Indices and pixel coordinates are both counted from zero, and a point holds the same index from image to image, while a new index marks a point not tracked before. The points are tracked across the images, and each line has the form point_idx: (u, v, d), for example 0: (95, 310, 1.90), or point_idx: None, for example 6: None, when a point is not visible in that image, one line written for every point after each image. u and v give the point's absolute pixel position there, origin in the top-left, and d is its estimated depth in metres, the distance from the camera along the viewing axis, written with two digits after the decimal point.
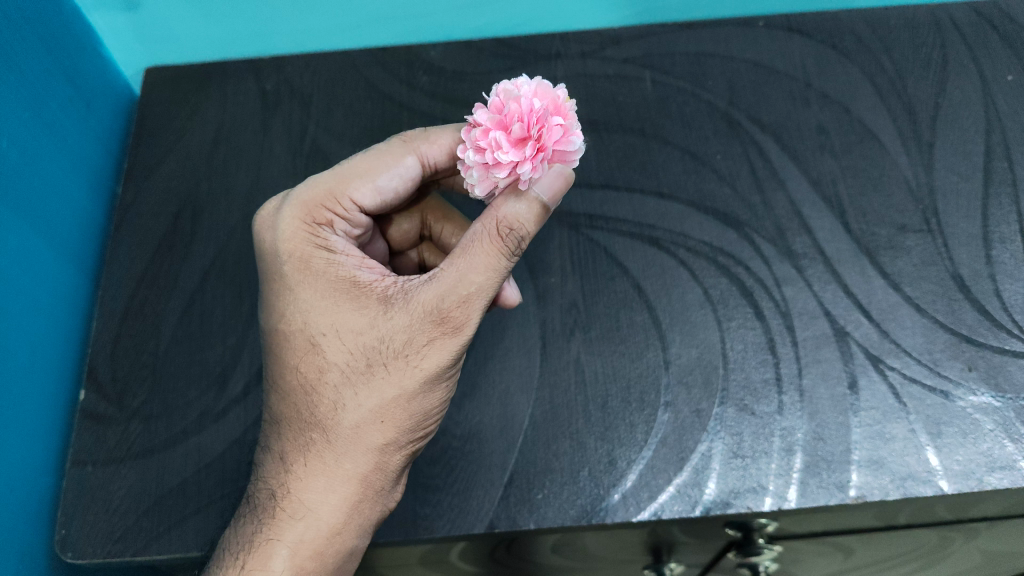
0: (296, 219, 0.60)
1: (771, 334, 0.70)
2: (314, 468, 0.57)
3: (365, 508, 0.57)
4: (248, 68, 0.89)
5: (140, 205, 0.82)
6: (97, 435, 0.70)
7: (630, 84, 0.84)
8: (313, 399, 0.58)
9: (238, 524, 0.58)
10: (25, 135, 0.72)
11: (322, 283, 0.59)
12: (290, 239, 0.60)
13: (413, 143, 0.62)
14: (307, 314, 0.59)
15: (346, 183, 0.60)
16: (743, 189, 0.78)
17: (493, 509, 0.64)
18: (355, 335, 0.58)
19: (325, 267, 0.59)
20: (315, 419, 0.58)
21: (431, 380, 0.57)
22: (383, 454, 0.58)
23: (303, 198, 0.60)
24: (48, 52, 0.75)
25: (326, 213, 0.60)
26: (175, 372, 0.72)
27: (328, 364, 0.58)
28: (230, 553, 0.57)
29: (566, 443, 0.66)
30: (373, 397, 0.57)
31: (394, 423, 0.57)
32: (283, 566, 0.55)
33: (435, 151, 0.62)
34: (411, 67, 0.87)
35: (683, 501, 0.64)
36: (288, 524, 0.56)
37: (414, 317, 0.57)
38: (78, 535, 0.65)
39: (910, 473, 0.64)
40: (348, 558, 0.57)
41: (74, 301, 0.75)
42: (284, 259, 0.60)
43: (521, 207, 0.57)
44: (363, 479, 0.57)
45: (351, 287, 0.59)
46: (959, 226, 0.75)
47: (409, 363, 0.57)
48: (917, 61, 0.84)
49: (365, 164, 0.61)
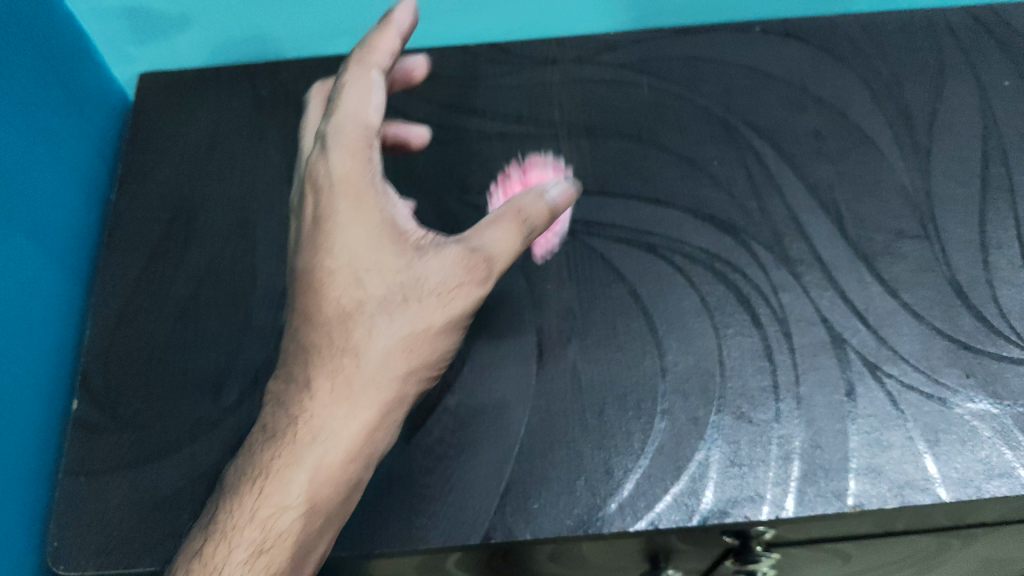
0: (348, 165, 0.68)
1: (768, 342, 0.70)
2: (342, 390, 0.61)
3: (379, 433, 0.63)
4: (242, 74, 0.88)
5: (133, 211, 0.82)
6: (89, 444, 0.69)
7: (626, 89, 0.84)
8: (348, 322, 0.64)
9: (258, 451, 0.62)
10: (16, 142, 0.71)
11: (366, 223, 0.66)
12: (343, 170, 0.68)
13: (381, 70, 0.72)
14: (349, 252, 0.65)
15: (376, 131, 0.70)
16: (739, 195, 0.78)
17: (489, 519, 0.63)
18: (394, 266, 0.65)
19: (371, 210, 0.67)
20: (349, 347, 0.63)
21: (454, 320, 0.65)
22: (405, 384, 0.64)
23: (352, 146, 0.69)
24: (39, 58, 0.75)
25: (372, 159, 0.69)
26: (168, 380, 0.71)
27: (366, 295, 0.64)
28: (249, 476, 0.61)
29: (562, 451, 0.66)
30: (400, 325, 0.63)
31: (419, 354, 0.64)
32: (300, 490, 0.59)
33: (409, 85, 0.72)
34: (406, 72, 0.87)
35: (680, 510, 0.63)
36: (308, 447, 0.60)
37: (449, 261, 0.66)
38: (69, 547, 0.64)
39: (908, 481, 0.64)
40: (352, 488, 0.62)
41: (65, 310, 0.74)
42: (337, 197, 0.67)
43: (540, 204, 0.68)
44: (384, 405, 0.63)
45: (392, 232, 0.67)
46: (956, 232, 0.75)
47: (439, 300, 0.64)
48: (913, 66, 0.84)
49: (375, 105, 0.71)
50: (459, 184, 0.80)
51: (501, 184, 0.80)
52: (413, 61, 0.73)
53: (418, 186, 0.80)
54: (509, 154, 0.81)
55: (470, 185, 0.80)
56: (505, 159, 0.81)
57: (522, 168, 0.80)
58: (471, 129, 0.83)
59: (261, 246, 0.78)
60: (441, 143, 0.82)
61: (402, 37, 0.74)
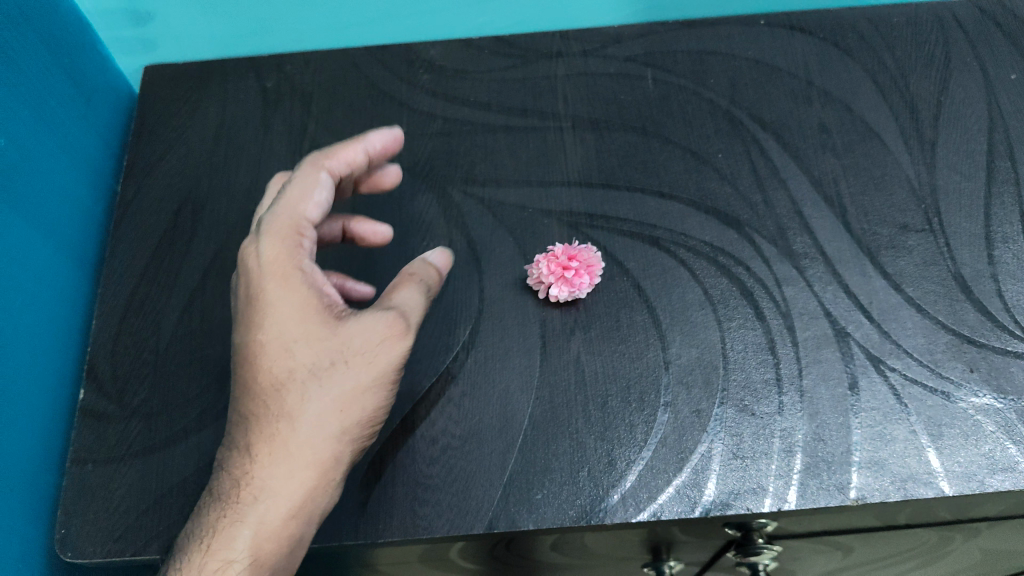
0: (275, 241, 0.60)
1: (771, 335, 0.70)
2: (279, 457, 0.57)
3: (321, 496, 0.58)
4: (247, 66, 0.88)
5: (140, 202, 0.82)
6: (97, 433, 0.70)
7: (632, 81, 0.84)
8: (279, 392, 0.58)
9: (197, 516, 0.58)
10: (24, 133, 0.72)
11: (293, 290, 0.59)
12: (272, 254, 0.60)
13: (321, 162, 0.65)
14: (275, 320, 0.59)
15: (301, 204, 0.62)
16: (744, 188, 0.78)
17: (492, 510, 0.64)
18: (317, 334, 0.59)
19: (299, 277, 0.60)
20: (281, 411, 0.57)
21: (385, 377, 0.60)
22: (341, 445, 0.58)
23: (274, 223, 0.61)
24: (46, 50, 0.75)
25: (299, 233, 0.61)
26: (175, 370, 0.72)
27: (297, 362, 0.58)
28: (190, 543, 0.57)
29: (565, 443, 0.66)
30: (331, 386, 0.58)
31: (352, 416, 0.59)
32: (245, 546, 0.55)
33: (341, 166, 0.66)
34: (411, 65, 0.87)
35: (683, 501, 0.63)
36: (250, 509, 0.56)
37: (376, 322, 0.61)
38: (78, 533, 0.65)
39: (911, 474, 0.64)
40: (297, 548, 0.57)
41: (74, 299, 0.75)
42: (259, 271, 0.59)
43: (429, 267, 0.68)
44: (324, 465, 0.58)
45: (317, 300, 0.60)
46: (961, 226, 0.75)
47: (370, 358, 0.60)
48: (919, 59, 0.84)
49: (301, 186, 0.63)
50: (464, 176, 0.80)
51: (505, 176, 0.80)
52: (353, 147, 0.66)
53: (423, 178, 0.80)
54: (514, 147, 0.81)
55: (475, 177, 0.80)
56: (509, 151, 0.81)
57: (527, 160, 0.80)
58: (476, 122, 0.83)
59: None
60: (446, 135, 0.82)
61: (369, 157, 0.67)
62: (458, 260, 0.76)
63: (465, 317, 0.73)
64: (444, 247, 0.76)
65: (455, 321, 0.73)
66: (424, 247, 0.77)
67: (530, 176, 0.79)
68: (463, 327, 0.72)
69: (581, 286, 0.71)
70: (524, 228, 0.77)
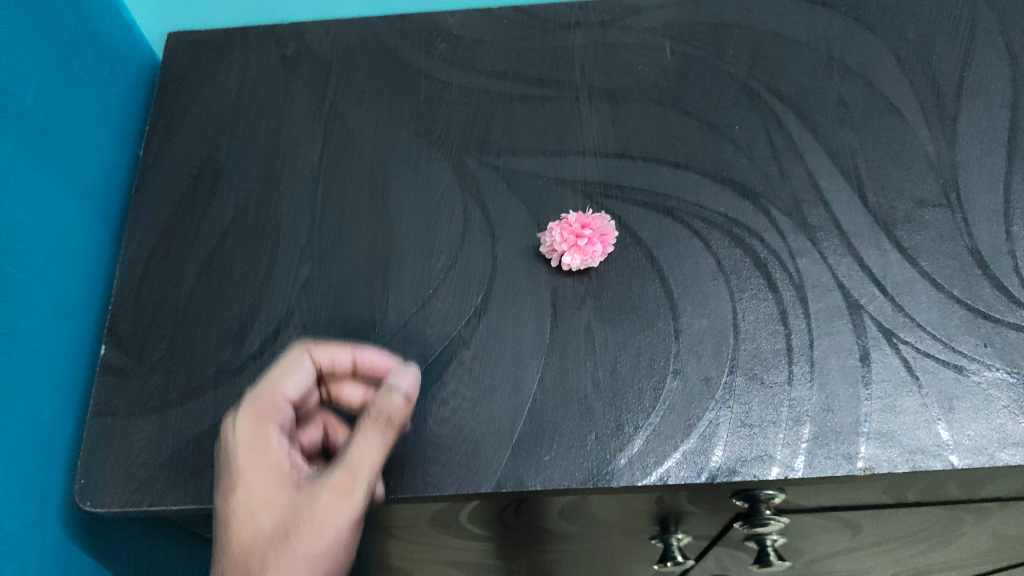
0: (248, 418, 0.60)
1: (783, 306, 0.70)
2: None
3: None
4: (269, 34, 0.90)
5: (162, 165, 0.83)
6: (116, 388, 0.71)
7: (649, 53, 0.84)
8: (243, 566, 0.54)
9: None
10: (52, 94, 0.74)
11: (258, 463, 0.58)
12: (245, 433, 0.59)
13: (305, 346, 0.67)
14: (244, 497, 0.56)
15: (279, 390, 0.63)
16: (760, 160, 0.77)
17: (500, 470, 0.64)
18: (278, 502, 0.56)
19: (265, 455, 0.58)
20: (239, 562, 0.54)
21: (342, 536, 0.55)
22: None
23: (252, 403, 0.61)
24: (73, 14, 0.77)
25: (274, 414, 0.61)
26: (193, 329, 0.73)
27: (257, 532, 0.55)
28: None
29: (574, 408, 0.67)
30: (288, 557, 0.54)
31: (311, 565, 0.54)
32: None
33: (324, 356, 0.66)
34: (430, 35, 0.88)
35: (689, 466, 0.63)
36: None
37: (332, 480, 0.56)
38: (97, 484, 0.66)
39: (920, 446, 0.64)
40: None
41: (96, 258, 0.77)
42: (235, 457, 0.59)
43: (398, 400, 0.62)
44: None
45: (282, 472, 0.58)
46: (980, 202, 0.74)
47: (327, 513, 0.55)
48: (943, 34, 0.83)
49: (279, 369, 0.65)
50: (480, 144, 0.81)
51: (521, 145, 0.80)
52: (339, 348, 0.67)
53: (439, 146, 0.81)
54: (530, 117, 0.81)
55: (491, 145, 0.80)
56: (525, 121, 0.81)
57: (543, 130, 0.81)
58: (494, 91, 0.84)
59: (284, 202, 0.79)
60: (463, 104, 0.83)
61: (355, 356, 0.67)
62: (472, 227, 0.76)
63: (478, 283, 0.73)
64: (459, 214, 0.77)
65: (468, 287, 0.73)
66: (439, 213, 0.77)
67: (546, 145, 0.80)
68: (476, 292, 0.73)
69: (594, 254, 0.72)
70: (538, 196, 0.77)
